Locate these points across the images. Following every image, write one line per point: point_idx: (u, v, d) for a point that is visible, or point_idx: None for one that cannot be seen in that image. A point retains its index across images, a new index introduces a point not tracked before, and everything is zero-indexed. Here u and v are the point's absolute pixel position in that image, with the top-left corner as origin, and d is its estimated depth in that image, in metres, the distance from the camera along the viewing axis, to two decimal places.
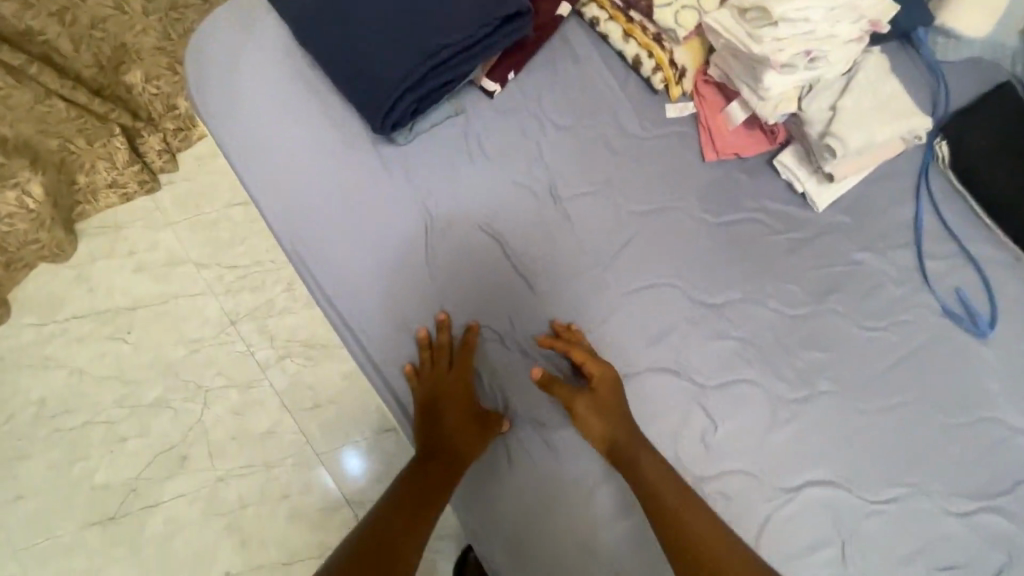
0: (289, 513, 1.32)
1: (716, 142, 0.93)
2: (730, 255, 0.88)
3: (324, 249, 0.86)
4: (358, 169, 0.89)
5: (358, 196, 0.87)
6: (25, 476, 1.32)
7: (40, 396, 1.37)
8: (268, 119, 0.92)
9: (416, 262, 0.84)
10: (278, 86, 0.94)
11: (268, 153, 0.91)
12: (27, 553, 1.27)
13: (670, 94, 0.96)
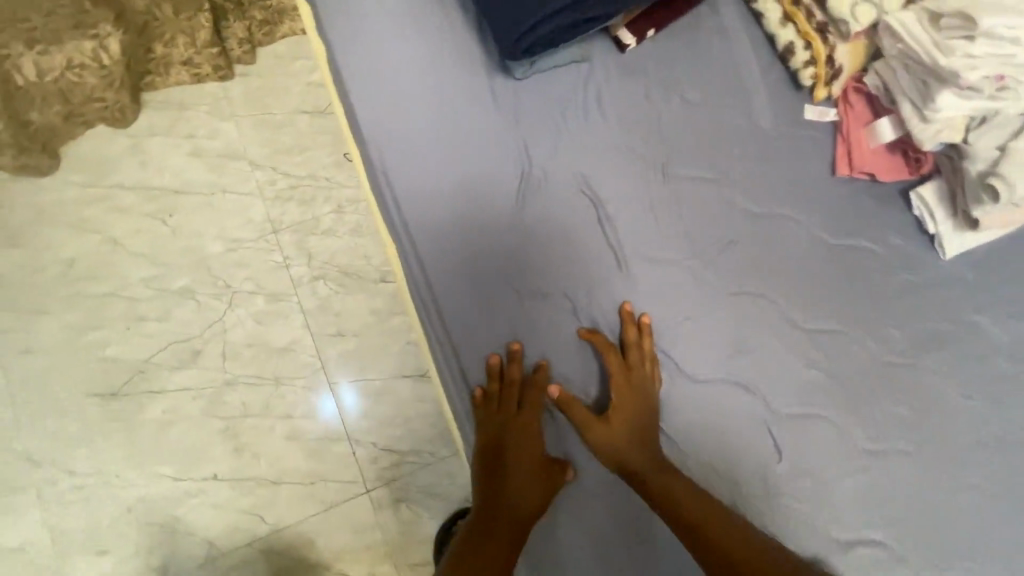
0: (287, 434, 1.29)
1: (853, 157, 0.89)
2: (830, 283, 0.83)
3: (412, 171, 0.83)
4: (466, 99, 0.86)
5: (461, 126, 0.84)
6: (39, 331, 1.30)
7: (71, 256, 1.34)
8: (383, 26, 0.88)
9: (505, 207, 0.82)
10: None
11: (373, 73, 0.86)
12: (26, 406, 1.26)
13: (815, 94, 0.91)
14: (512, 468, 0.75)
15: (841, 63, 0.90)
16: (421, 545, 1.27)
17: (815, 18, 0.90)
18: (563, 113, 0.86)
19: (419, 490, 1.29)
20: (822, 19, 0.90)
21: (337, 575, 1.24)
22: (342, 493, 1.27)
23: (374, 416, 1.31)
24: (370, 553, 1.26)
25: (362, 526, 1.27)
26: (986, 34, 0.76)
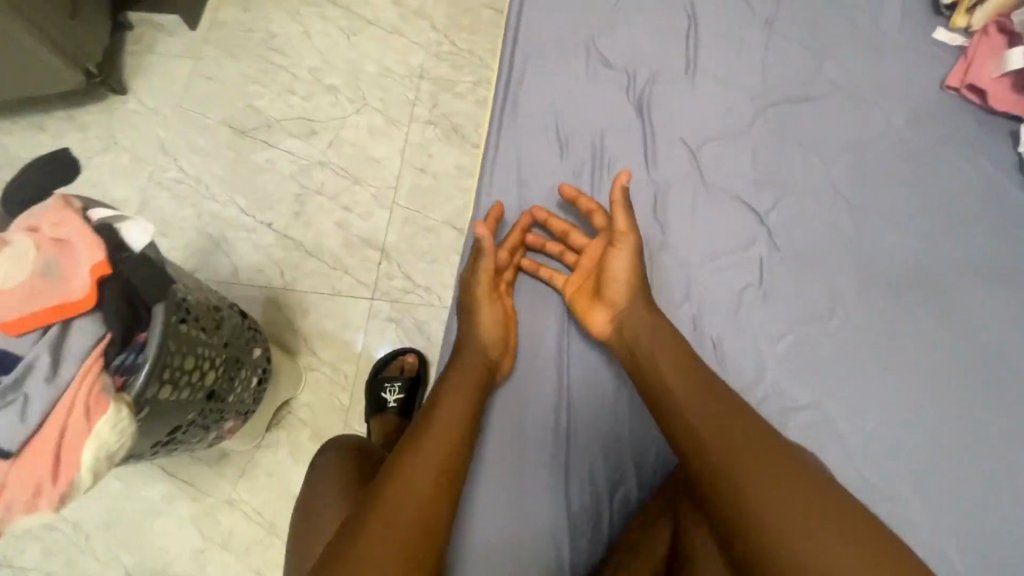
0: (339, 221, 1.43)
1: (968, 76, 1.00)
2: (878, 261, 0.92)
3: (537, 104, 0.99)
4: (605, 65, 1.02)
5: (593, 83, 1.01)
6: (224, 69, 1.61)
7: (274, 32, 1.65)
8: None
9: (602, 156, 0.97)
10: None
11: (541, 24, 1.04)
12: (185, 112, 1.55)
13: (952, 21, 1.05)
14: (471, 352, 0.84)
15: None
16: None
17: None
18: (686, 100, 1.00)
19: (413, 321, 1.34)
20: None
21: (310, 348, 1.32)
22: (352, 288, 1.37)
23: (412, 244, 1.40)
24: (343, 348, 1.32)
25: (351, 323, 1.34)
26: None
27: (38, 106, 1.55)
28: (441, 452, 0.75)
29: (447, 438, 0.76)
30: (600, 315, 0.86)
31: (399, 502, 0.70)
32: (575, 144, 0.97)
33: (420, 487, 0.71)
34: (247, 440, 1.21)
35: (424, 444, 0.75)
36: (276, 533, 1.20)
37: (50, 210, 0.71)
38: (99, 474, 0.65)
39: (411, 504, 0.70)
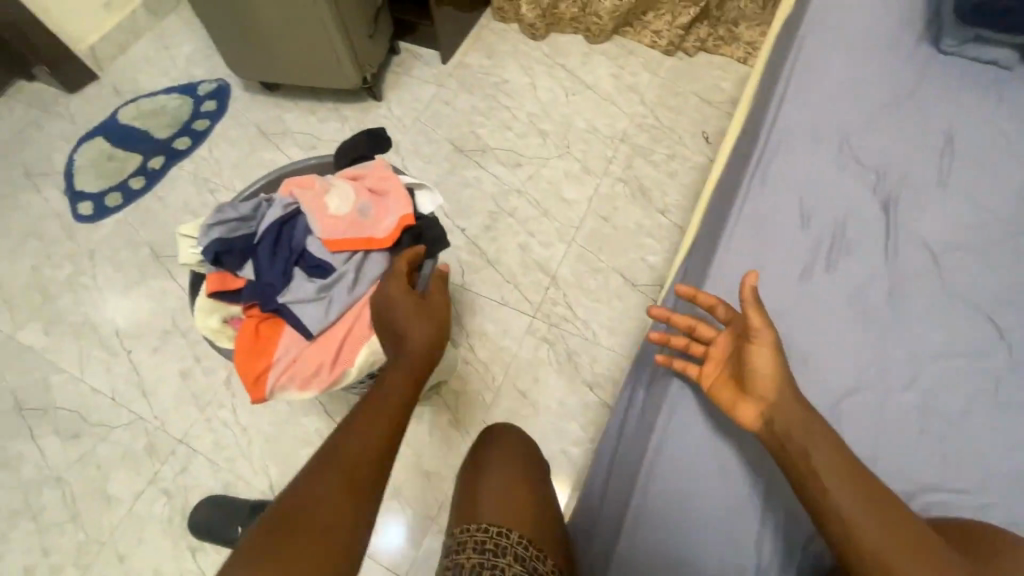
0: (522, 244, 1.59)
1: None
2: None
3: (800, 163, 0.84)
4: (891, 139, 0.86)
5: (871, 155, 0.84)
6: (459, 98, 1.90)
7: (506, 77, 1.92)
8: (844, 49, 0.95)
9: (877, 240, 0.78)
10: (875, 33, 0.96)
11: (817, 82, 0.91)
12: (420, 127, 1.85)
13: None
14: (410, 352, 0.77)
15: None
16: (532, 381, 1.40)
17: None
18: (989, 201, 0.81)
19: (565, 348, 1.43)
20: None
21: (469, 344, 1.45)
22: (518, 303, 1.50)
23: (581, 281, 1.52)
24: (497, 352, 1.44)
25: (510, 332, 1.46)
26: None
27: (315, 97, 1.94)
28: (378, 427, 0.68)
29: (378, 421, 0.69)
30: (746, 406, 0.69)
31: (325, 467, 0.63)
32: (842, 217, 0.79)
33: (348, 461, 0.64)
34: None
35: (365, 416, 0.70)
36: (397, 498, 1.30)
37: (376, 169, 0.93)
38: (358, 374, 0.85)
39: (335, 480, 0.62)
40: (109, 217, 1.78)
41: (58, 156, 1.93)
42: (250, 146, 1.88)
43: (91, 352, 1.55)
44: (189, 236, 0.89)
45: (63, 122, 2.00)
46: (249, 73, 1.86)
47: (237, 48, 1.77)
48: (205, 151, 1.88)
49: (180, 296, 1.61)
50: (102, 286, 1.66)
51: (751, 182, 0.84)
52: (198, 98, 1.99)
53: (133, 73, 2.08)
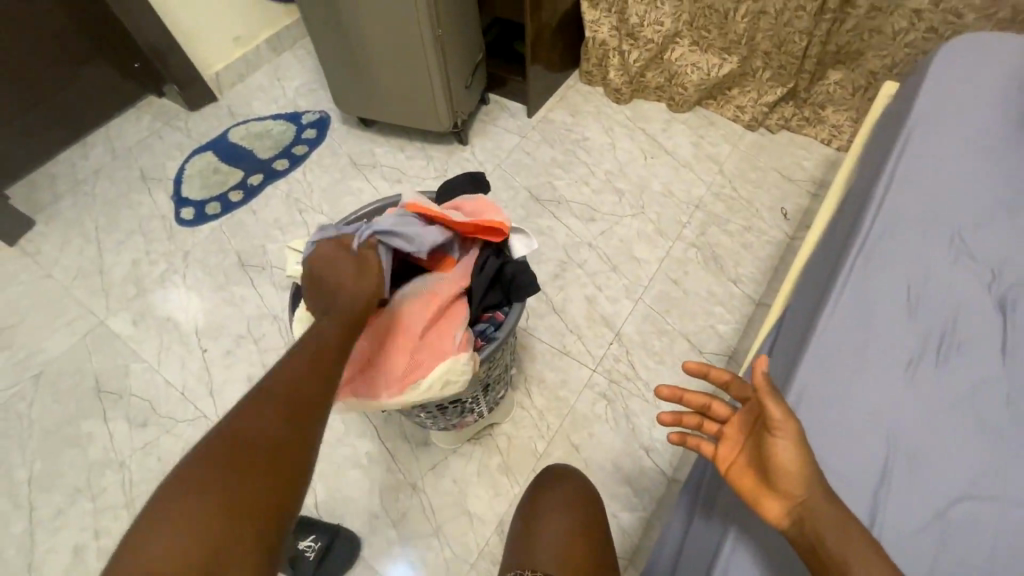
0: (588, 296, 1.60)
1: None
2: None
3: (906, 252, 0.82)
4: (1005, 236, 0.83)
5: (983, 250, 0.82)
6: (540, 150, 1.98)
7: (587, 135, 2.00)
8: (954, 144, 0.94)
9: (989, 339, 0.74)
10: (987, 131, 0.95)
11: (922, 173, 0.91)
12: (502, 172, 1.93)
13: None
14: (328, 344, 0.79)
15: None
16: (587, 435, 1.37)
17: None
18: None
19: (624, 407, 1.40)
20: None
21: (526, 388, 1.45)
22: (580, 354, 1.50)
23: (646, 340, 1.51)
24: (555, 401, 1.42)
25: (569, 383, 1.45)
26: None
27: (407, 136, 2.08)
28: (270, 412, 0.70)
29: (269, 415, 0.70)
30: (766, 495, 0.65)
31: (212, 464, 0.63)
32: (949, 310, 0.77)
33: (235, 453, 0.65)
34: (452, 441, 1.33)
35: (257, 405, 0.70)
36: (438, 536, 1.27)
37: (479, 201, 0.98)
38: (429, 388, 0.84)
39: (232, 470, 0.63)
40: (206, 224, 1.93)
41: (170, 165, 2.12)
42: (342, 174, 2.01)
43: (171, 346, 1.65)
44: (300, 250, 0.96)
45: (180, 135, 2.22)
46: (352, 109, 2.01)
47: (346, 85, 1.94)
48: (301, 174, 2.02)
49: (258, 304, 1.70)
50: (190, 287, 1.78)
51: (856, 265, 0.82)
52: (301, 126, 2.16)
53: (247, 99, 2.30)
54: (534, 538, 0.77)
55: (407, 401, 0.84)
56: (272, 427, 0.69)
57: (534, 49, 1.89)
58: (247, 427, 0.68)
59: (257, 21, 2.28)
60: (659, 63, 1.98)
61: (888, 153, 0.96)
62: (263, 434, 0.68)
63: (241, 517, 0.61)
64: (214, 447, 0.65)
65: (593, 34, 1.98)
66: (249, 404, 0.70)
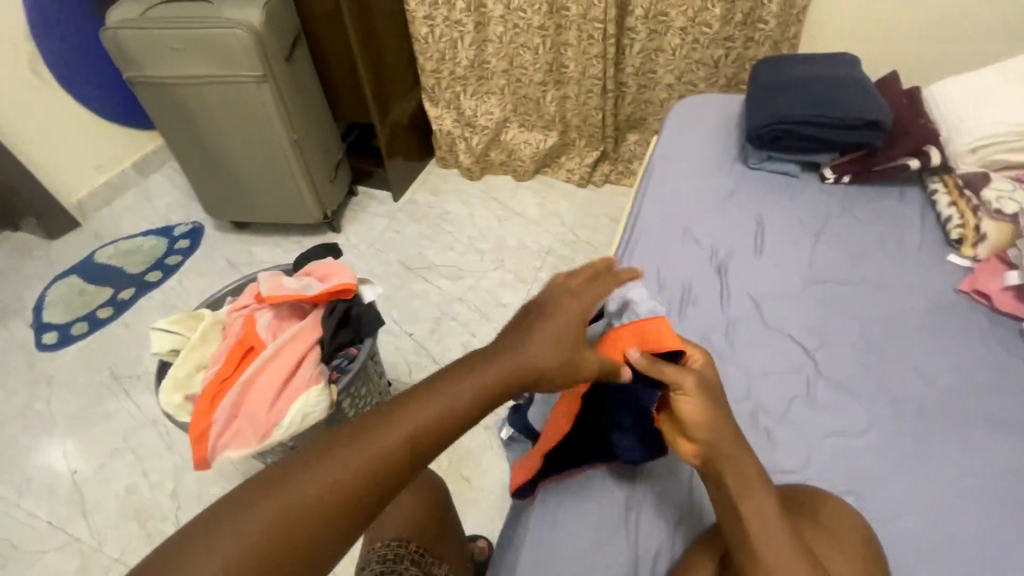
0: (464, 344, 1.78)
1: (977, 282, 1.00)
2: (989, 414, 0.86)
3: (652, 245, 1.11)
4: (715, 225, 1.15)
5: (703, 236, 1.13)
6: (408, 227, 2.21)
7: (448, 210, 2.27)
8: (681, 168, 1.29)
9: (709, 296, 1.02)
10: (702, 157, 1.32)
11: (662, 191, 1.24)
12: (375, 251, 2.13)
13: (961, 249, 1.06)
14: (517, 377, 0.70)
15: (988, 233, 1.03)
16: (476, 467, 1.48)
17: (973, 201, 1.08)
18: (790, 261, 1.07)
19: None
20: (978, 203, 1.07)
21: None
22: None
23: None
24: None
25: None
26: None
27: (282, 232, 2.22)
28: (405, 446, 0.61)
29: (395, 451, 0.60)
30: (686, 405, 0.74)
31: (328, 473, 0.58)
32: (684, 281, 1.04)
33: (350, 476, 0.58)
34: None
35: (408, 416, 0.63)
36: None
37: (327, 264, 1.11)
38: (288, 427, 0.95)
39: (338, 494, 0.57)
40: (72, 345, 1.88)
41: (29, 295, 2.07)
42: (218, 276, 2.08)
43: (36, 476, 1.55)
44: (178, 333, 1.08)
45: (41, 265, 2.18)
46: (223, 215, 2.13)
47: (215, 196, 2.07)
48: (175, 282, 2.06)
49: (134, 414, 1.66)
50: (54, 411, 1.70)
51: (624, 261, 1.10)
52: (173, 237, 2.23)
53: (115, 221, 2.33)
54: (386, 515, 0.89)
55: (273, 442, 0.95)
56: (399, 465, 0.60)
57: (389, 148, 2.20)
58: (376, 452, 0.60)
59: (122, 149, 2.37)
60: (498, 144, 2.34)
61: (640, 183, 1.30)
62: (381, 467, 0.59)
63: (316, 555, 0.55)
64: (340, 451, 0.59)
65: (439, 127, 2.32)
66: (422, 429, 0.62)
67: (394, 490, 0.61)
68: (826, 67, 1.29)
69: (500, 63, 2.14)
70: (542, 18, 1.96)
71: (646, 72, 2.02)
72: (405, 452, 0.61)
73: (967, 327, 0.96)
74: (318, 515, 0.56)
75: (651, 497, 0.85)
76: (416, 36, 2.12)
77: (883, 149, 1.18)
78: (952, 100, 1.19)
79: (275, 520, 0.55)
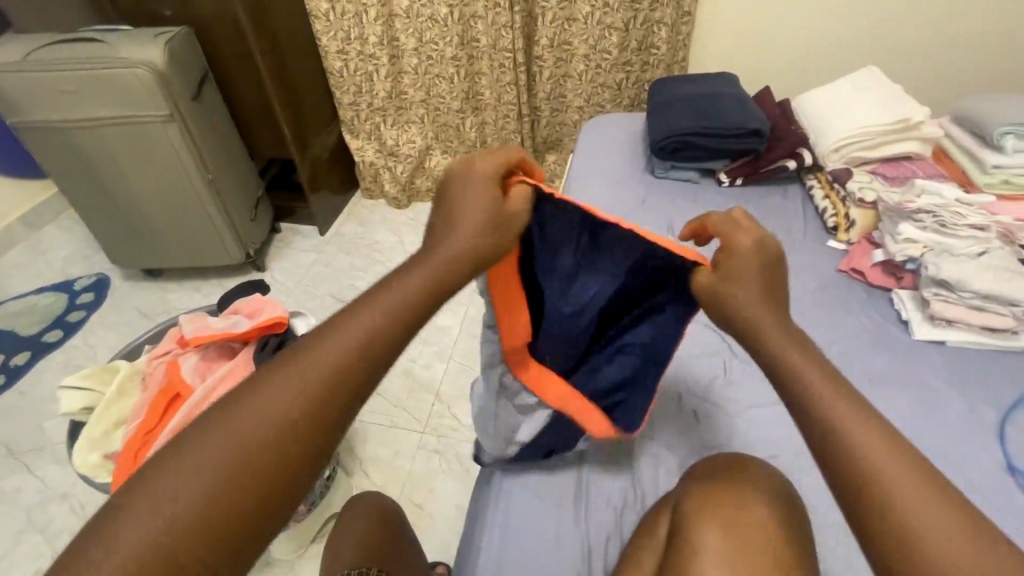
0: (406, 370, 1.76)
1: (852, 261, 1.15)
2: (876, 373, 0.99)
3: None
4: None
5: None
6: (338, 260, 2.17)
7: (378, 239, 2.26)
8: (597, 181, 1.39)
9: None
10: (614, 170, 1.43)
11: (582, 203, 1.33)
12: (305, 288, 2.07)
13: (837, 235, 1.22)
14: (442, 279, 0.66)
15: (856, 219, 1.20)
16: (429, 493, 1.46)
17: (841, 194, 1.26)
18: None
19: (455, 455, 1.53)
20: (845, 194, 1.25)
21: (363, 472, 1.51)
22: (407, 423, 1.61)
23: (463, 392, 1.68)
24: (393, 473, 1.51)
25: (403, 452, 1.55)
26: (923, 206, 1.09)
27: (200, 276, 2.11)
28: (339, 365, 0.57)
29: (322, 377, 0.56)
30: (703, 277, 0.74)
31: (259, 411, 0.54)
32: None
33: (298, 391, 0.55)
34: (293, 549, 1.30)
35: (332, 341, 0.58)
36: None
37: (255, 300, 1.09)
38: None
39: (281, 427, 0.54)
40: None
41: None
42: (130, 328, 1.93)
43: None
44: (91, 389, 1.00)
45: None
46: (132, 263, 1.99)
47: (122, 244, 1.93)
48: (79, 341, 1.89)
49: (37, 491, 1.49)
50: None
51: None
52: (74, 292, 2.05)
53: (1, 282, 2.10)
54: (339, 546, 0.88)
55: None
56: (334, 381, 0.57)
57: (311, 182, 2.17)
58: (309, 379, 0.56)
59: (6, 203, 2.17)
60: (423, 171, 2.36)
61: (561, 197, 1.38)
62: (321, 393, 0.56)
63: (274, 492, 0.52)
64: (268, 389, 0.55)
65: (362, 158, 2.32)
66: (354, 352, 0.58)
67: (337, 416, 0.56)
68: (711, 84, 1.45)
69: (417, 93, 2.19)
70: (455, 49, 2.04)
71: (557, 97, 2.15)
72: (337, 369, 0.57)
73: (850, 301, 1.11)
74: (261, 451, 0.52)
75: (598, 486, 0.89)
76: (331, 70, 2.13)
77: (765, 153, 1.34)
78: (815, 109, 1.38)
79: (214, 467, 0.51)
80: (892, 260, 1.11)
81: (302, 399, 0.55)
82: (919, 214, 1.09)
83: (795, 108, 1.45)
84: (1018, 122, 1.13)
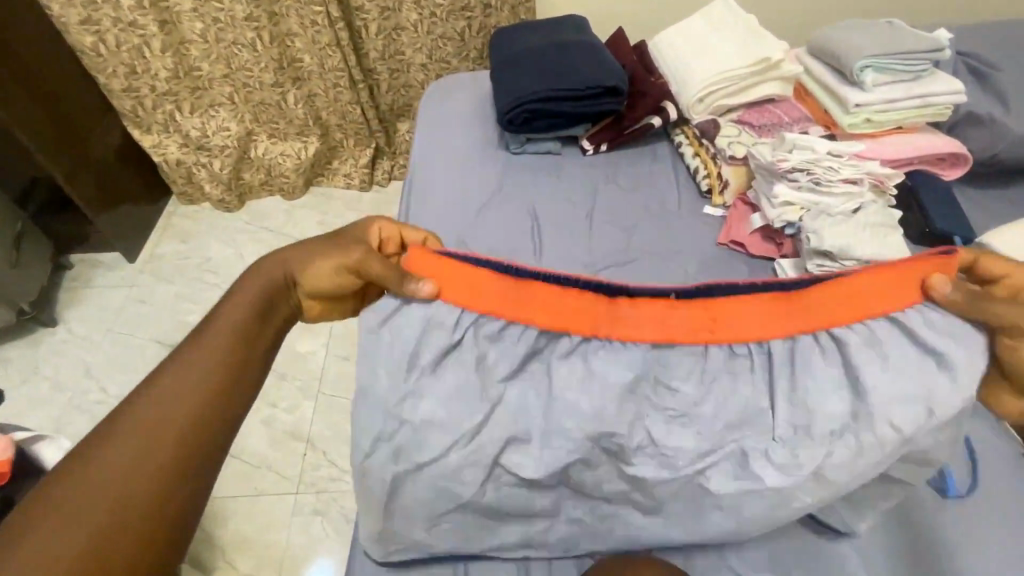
0: (264, 418, 1.45)
1: (731, 231, 1.03)
2: None
3: None
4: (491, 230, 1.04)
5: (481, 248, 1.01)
6: (157, 293, 1.74)
7: (209, 258, 1.83)
8: (444, 169, 1.15)
9: None
10: (463, 150, 1.18)
11: (427, 203, 1.09)
12: (118, 337, 1.64)
13: (712, 199, 1.10)
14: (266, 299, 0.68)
15: (729, 180, 1.08)
16: (313, 567, 1.23)
17: (711, 150, 1.12)
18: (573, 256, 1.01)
19: (340, 511, 1.31)
20: (715, 151, 1.12)
21: (229, 561, 1.24)
22: (275, 486, 1.34)
23: (338, 431, 1.43)
24: (265, 553, 1.25)
25: (275, 524, 1.29)
26: (799, 164, 0.98)
27: None
28: (182, 411, 0.57)
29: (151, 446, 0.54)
30: None
31: (81, 487, 0.50)
32: None
33: (129, 470, 0.52)
34: None
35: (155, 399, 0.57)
36: None
37: None
38: None
39: (121, 500, 0.50)
40: None
41: None
42: None
43: None
44: None
45: None
46: None
47: None
48: None
49: None
50: None
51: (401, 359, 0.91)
52: None
53: None
54: None
55: None
56: (199, 420, 0.57)
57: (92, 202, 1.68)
58: (155, 434, 0.55)
59: None
60: (249, 162, 1.93)
61: (405, 196, 1.12)
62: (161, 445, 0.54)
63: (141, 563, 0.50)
64: (87, 467, 0.51)
65: (162, 157, 1.84)
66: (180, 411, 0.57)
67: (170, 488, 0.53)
68: (558, 32, 1.23)
69: (213, 68, 1.74)
70: (247, 7, 1.60)
71: (393, 54, 1.80)
72: (200, 408, 0.58)
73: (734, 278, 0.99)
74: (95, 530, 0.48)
75: None
76: (81, 48, 1.62)
77: (628, 111, 1.16)
78: (672, 52, 1.22)
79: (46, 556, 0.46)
80: (770, 225, 0.99)
81: (132, 475, 0.52)
82: (794, 172, 0.98)
83: (652, 51, 1.28)
84: (875, 53, 1.04)
